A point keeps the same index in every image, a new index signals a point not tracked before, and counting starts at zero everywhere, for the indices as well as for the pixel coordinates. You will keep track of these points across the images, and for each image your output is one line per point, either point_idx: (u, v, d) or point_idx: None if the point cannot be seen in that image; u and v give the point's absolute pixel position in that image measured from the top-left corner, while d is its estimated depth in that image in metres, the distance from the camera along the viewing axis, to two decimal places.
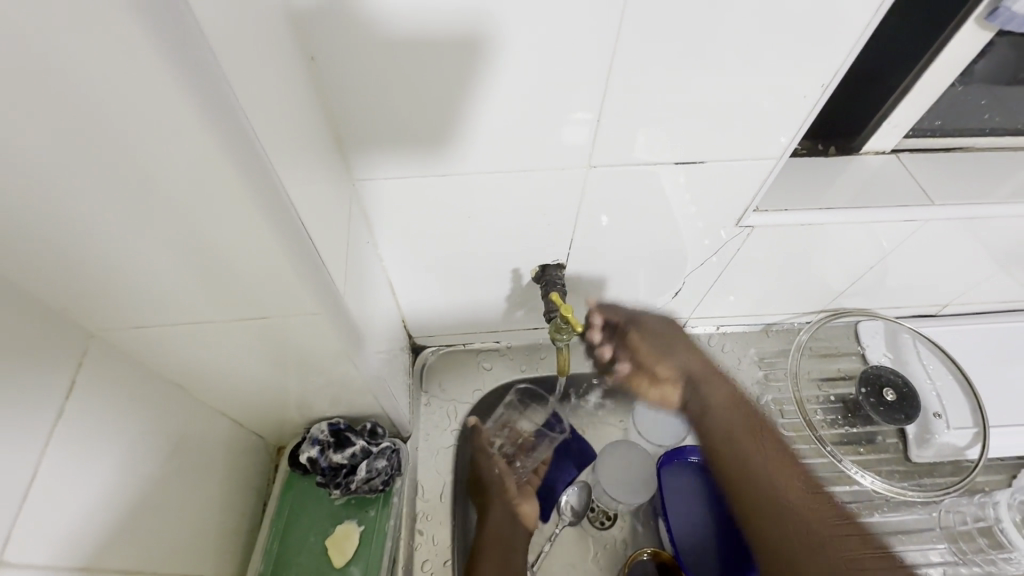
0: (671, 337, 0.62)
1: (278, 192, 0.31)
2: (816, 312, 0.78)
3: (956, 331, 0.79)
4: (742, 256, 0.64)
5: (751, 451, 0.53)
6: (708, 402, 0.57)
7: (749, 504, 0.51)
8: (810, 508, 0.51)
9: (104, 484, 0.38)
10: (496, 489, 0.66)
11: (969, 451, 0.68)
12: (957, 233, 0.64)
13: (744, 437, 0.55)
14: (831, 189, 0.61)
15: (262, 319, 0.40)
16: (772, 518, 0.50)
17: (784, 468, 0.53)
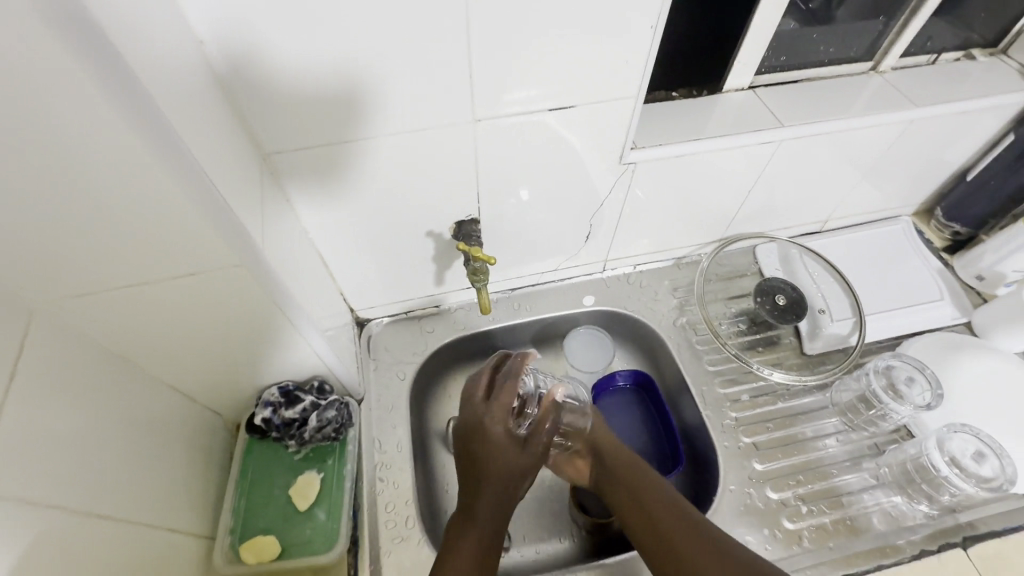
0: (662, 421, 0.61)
1: (183, 154, 0.39)
2: (712, 243, 0.89)
3: (839, 241, 0.91)
4: (633, 193, 0.73)
5: None
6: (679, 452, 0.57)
7: None
8: None
9: (70, 433, 0.42)
10: (496, 479, 0.59)
11: (850, 337, 0.79)
12: (806, 149, 0.74)
13: (625, 460, 0.63)
14: (697, 123, 0.70)
15: (191, 274, 0.46)
16: (656, 541, 0.56)
17: (659, 495, 0.59)
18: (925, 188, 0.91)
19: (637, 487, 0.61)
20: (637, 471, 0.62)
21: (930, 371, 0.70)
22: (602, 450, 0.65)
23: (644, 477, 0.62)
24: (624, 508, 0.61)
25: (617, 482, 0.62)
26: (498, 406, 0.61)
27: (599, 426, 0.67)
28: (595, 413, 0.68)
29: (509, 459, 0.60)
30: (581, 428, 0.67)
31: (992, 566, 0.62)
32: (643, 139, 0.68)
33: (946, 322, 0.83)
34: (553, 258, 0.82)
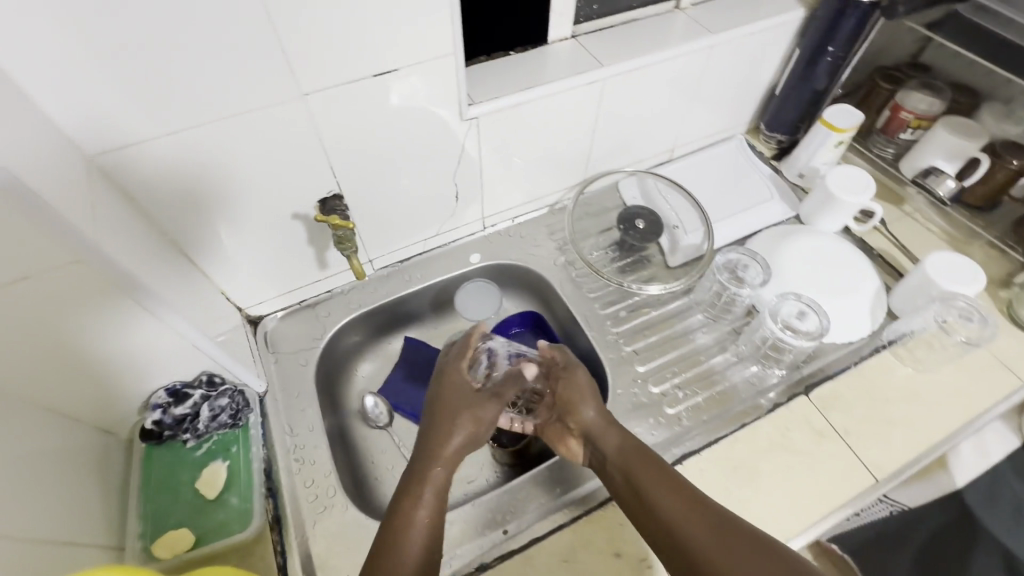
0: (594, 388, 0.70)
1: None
2: (577, 184, 0.97)
3: (686, 165, 1.02)
4: (485, 147, 0.78)
5: (660, 496, 0.56)
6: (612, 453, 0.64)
7: (656, 525, 0.55)
8: (702, 518, 0.53)
9: None
10: (450, 420, 0.65)
11: (702, 245, 0.89)
12: (629, 86, 0.83)
13: (634, 455, 0.62)
14: (527, 74, 0.77)
15: (25, 275, 0.47)
16: (690, 562, 0.51)
17: (697, 514, 0.54)
18: (747, 107, 1.04)
19: (664, 493, 0.57)
20: (673, 492, 0.56)
21: (758, 257, 0.83)
22: (592, 417, 0.67)
23: (668, 485, 0.58)
24: (654, 526, 0.56)
25: (642, 490, 0.58)
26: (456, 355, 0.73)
27: (597, 400, 0.69)
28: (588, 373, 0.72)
29: (460, 399, 0.68)
30: (580, 404, 0.68)
31: (829, 403, 0.74)
32: (479, 95, 0.73)
33: (778, 218, 0.96)
34: (430, 223, 0.86)
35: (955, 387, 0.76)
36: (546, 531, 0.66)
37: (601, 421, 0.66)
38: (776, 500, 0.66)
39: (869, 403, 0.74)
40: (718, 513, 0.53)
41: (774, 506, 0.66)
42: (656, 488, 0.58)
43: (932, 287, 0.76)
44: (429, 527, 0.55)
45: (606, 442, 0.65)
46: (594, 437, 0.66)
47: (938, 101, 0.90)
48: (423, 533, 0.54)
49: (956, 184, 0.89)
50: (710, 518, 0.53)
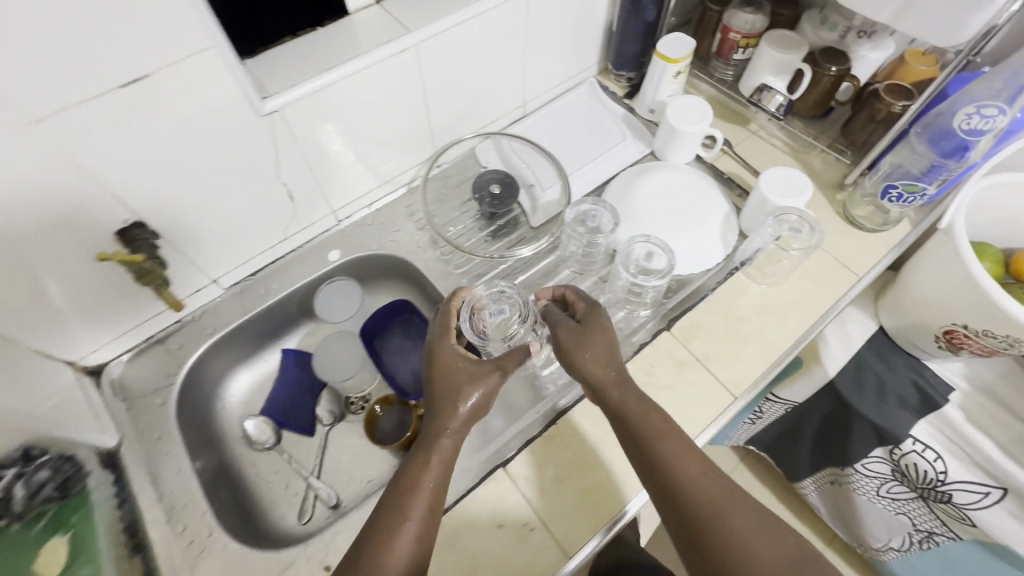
0: (609, 338, 0.67)
1: None
2: (429, 157, 0.93)
3: (540, 118, 1.00)
4: (302, 140, 0.72)
5: (665, 452, 0.57)
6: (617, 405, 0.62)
7: (654, 474, 0.56)
8: (706, 476, 0.55)
9: None
10: (451, 397, 0.63)
11: (559, 200, 0.89)
12: (449, 47, 0.78)
13: (646, 409, 0.61)
14: (326, 52, 0.70)
15: None
16: (684, 511, 0.53)
17: (700, 472, 0.55)
18: (591, 48, 1.01)
19: (673, 450, 0.57)
20: (686, 453, 0.57)
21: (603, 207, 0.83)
22: (603, 373, 0.64)
23: (680, 443, 0.58)
24: (659, 480, 0.56)
25: (642, 443, 0.58)
26: (447, 330, 0.69)
27: (610, 351, 0.66)
28: (602, 314, 0.69)
29: (463, 369, 0.65)
30: (588, 362, 0.65)
31: (689, 333, 0.77)
32: (275, 85, 0.66)
33: (634, 157, 0.96)
34: (272, 229, 0.80)
35: (801, 293, 0.81)
36: None
37: (610, 372, 0.64)
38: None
39: (726, 326, 0.78)
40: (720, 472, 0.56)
41: None
42: (670, 447, 0.57)
43: (767, 205, 0.79)
44: (432, 508, 0.57)
45: (610, 394, 0.63)
46: (604, 392, 0.63)
47: (760, 17, 0.91)
48: (423, 508, 0.56)
49: (784, 99, 0.90)
50: (717, 485, 0.54)
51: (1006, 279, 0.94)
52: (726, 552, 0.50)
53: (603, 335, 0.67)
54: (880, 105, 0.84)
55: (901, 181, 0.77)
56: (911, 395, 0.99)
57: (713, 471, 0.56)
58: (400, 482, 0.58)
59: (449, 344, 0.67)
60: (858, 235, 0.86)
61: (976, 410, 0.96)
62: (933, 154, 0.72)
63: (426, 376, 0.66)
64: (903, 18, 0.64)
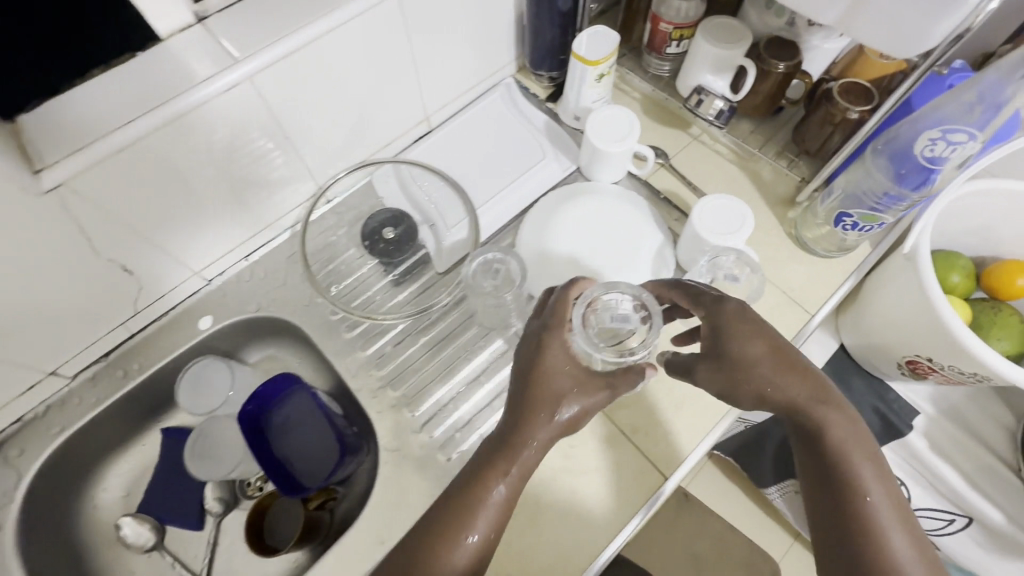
0: (799, 360, 0.53)
1: None
2: (312, 195, 0.79)
3: (447, 132, 0.85)
4: (120, 207, 0.59)
5: (873, 510, 0.48)
6: (825, 433, 0.51)
7: (856, 526, 0.48)
8: (912, 553, 0.46)
9: None
10: (541, 405, 0.51)
11: (466, 239, 0.76)
12: (301, 71, 0.63)
13: (858, 445, 0.51)
14: (127, 97, 0.56)
15: None
16: None
17: (910, 545, 0.46)
18: (503, 44, 0.85)
19: (886, 509, 0.48)
20: (896, 516, 0.48)
21: (507, 257, 0.71)
22: (801, 392, 0.52)
23: (890, 500, 0.48)
24: (855, 531, 0.47)
25: (846, 489, 0.49)
26: (561, 322, 0.55)
27: (809, 377, 0.53)
28: (749, 310, 0.55)
29: (559, 373, 0.52)
30: (781, 376, 0.52)
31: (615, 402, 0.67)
32: (55, 151, 0.52)
33: (558, 177, 0.82)
34: (116, 305, 0.67)
35: None
36: None
37: (814, 395, 0.52)
38: (576, 524, 0.62)
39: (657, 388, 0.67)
40: (928, 550, 0.47)
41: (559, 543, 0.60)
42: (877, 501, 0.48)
43: (703, 243, 0.67)
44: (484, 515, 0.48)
45: (819, 416, 0.51)
46: (806, 411, 0.52)
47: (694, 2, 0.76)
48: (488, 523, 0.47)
49: (724, 103, 0.77)
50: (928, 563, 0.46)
51: (976, 293, 0.85)
52: None
53: (783, 351, 0.53)
54: (836, 109, 0.70)
55: (855, 211, 0.65)
56: (873, 421, 0.91)
57: (922, 546, 0.47)
58: (479, 460, 0.50)
59: (558, 336, 0.54)
60: (812, 263, 0.75)
61: (939, 436, 0.88)
62: (899, 171, 0.60)
63: (520, 368, 0.53)
64: (850, 20, 0.51)
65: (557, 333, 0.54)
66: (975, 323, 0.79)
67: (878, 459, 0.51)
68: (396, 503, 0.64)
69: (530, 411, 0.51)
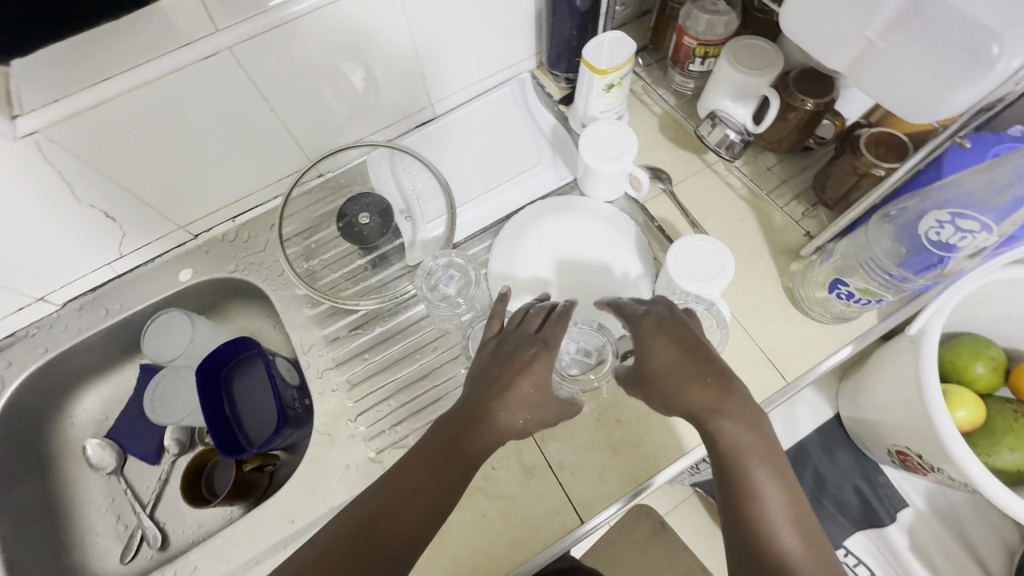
0: (703, 356, 0.48)
1: None
2: (305, 165, 0.80)
3: (448, 121, 0.83)
4: (98, 159, 0.61)
5: (767, 516, 0.44)
6: (720, 438, 0.46)
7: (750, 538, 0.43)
8: (809, 560, 0.42)
9: None
10: (499, 419, 0.48)
11: (440, 236, 0.75)
12: (288, 47, 0.63)
13: (756, 449, 0.46)
14: (109, 57, 0.57)
15: None
16: None
17: (806, 551, 0.42)
18: (519, 38, 0.81)
19: (781, 513, 0.44)
20: (793, 523, 0.43)
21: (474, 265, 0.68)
22: (698, 401, 0.47)
23: (786, 500, 0.44)
24: (748, 542, 0.43)
25: (739, 495, 0.45)
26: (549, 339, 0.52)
27: (716, 378, 0.47)
28: (673, 320, 0.51)
29: (532, 390, 0.49)
30: (679, 380, 0.48)
31: (549, 431, 0.64)
32: (35, 99, 0.55)
33: (551, 185, 0.79)
34: (99, 246, 0.71)
35: None
36: None
37: (713, 397, 0.47)
38: (482, 547, 0.60)
39: (597, 425, 0.64)
40: (825, 551, 0.43)
41: (457, 561, 0.59)
42: (775, 507, 0.44)
43: (674, 286, 0.62)
44: (426, 504, 0.47)
45: (718, 422, 0.46)
46: (702, 420, 0.47)
47: (725, 17, 0.69)
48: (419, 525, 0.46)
49: (737, 135, 0.71)
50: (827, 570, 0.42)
51: (1001, 389, 0.74)
52: None
53: (691, 346, 0.49)
54: (860, 162, 0.63)
55: (854, 281, 0.57)
56: (852, 503, 0.83)
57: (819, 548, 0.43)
58: (428, 450, 0.49)
59: (547, 356, 0.51)
60: (803, 325, 0.68)
61: (924, 535, 0.80)
62: (900, 248, 0.53)
63: (493, 370, 0.51)
64: (864, 66, 0.46)
65: (534, 351, 0.51)
66: (987, 424, 0.70)
67: (780, 457, 0.46)
68: (315, 485, 0.65)
69: (489, 422, 0.48)
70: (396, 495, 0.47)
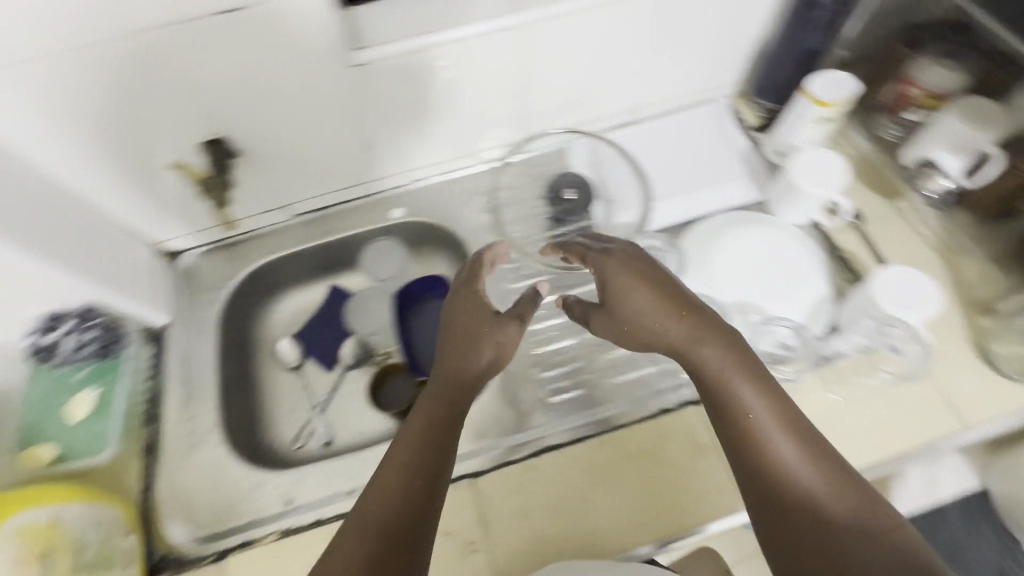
0: (674, 293, 0.53)
1: None
2: (519, 142, 0.89)
3: (650, 127, 0.90)
4: (388, 96, 0.73)
5: (779, 429, 0.49)
6: (700, 368, 0.51)
7: (762, 455, 0.49)
8: (818, 461, 0.48)
9: None
10: (463, 346, 0.54)
11: (636, 225, 0.81)
12: (561, 36, 0.73)
13: (751, 371, 0.50)
14: (437, 16, 0.69)
15: None
16: (777, 496, 0.48)
17: (811, 456, 0.48)
18: (731, 66, 0.88)
19: (783, 426, 0.49)
20: (801, 429, 0.49)
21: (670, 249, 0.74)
22: (676, 334, 0.52)
23: (789, 417, 0.50)
24: (755, 457, 0.49)
25: (726, 420, 0.50)
26: (471, 278, 0.59)
27: (687, 313, 0.52)
28: (627, 264, 0.55)
29: (470, 321, 0.56)
30: (658, 318, 0.52)
31: None
32: (374, 38, 0.68)
33: (739, 201, 0.84)
34: (347, 173, 0.83)
35: (881, 422, 0.67)
36: None
37: (688, 332, 0.52)
38: (649, 506, 0.63)
39: None
40: (828, 455, 0.49)
41: (625, 513, 0.63)
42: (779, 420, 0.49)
43: (875, 308, 0.65)
44: (426, 462, 0.49)
45: (701, 354, 0.51)
46: (682, 352, 0.52)
47: (959, 75, 0.75)
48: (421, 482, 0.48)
49: (948, 185, 0.78)
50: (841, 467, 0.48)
51: None
52: (831, 549, 0.45)
53: (654, 287, 0.53)
54: None
55: None
56: None
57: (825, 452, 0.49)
58: (438, 409, 0.52)
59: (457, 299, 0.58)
60: (989, 379, 0.68)
61: None
62: None
63: (452, 311, 0.57)
64: None
65: (455, 298, 0.58)
66: None
67: (773, 385, 0.51)
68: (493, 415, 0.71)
69: (451, 344, 0.55)
70: (393, 460, 0.49)
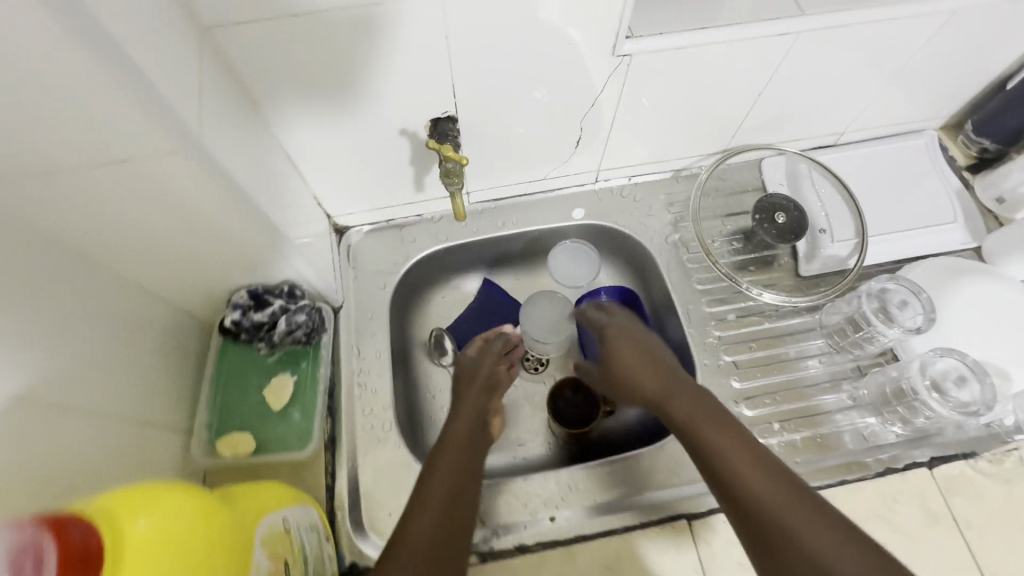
0: (648, 352, 0.61)
1: (135, 70, 0.35)
2: (717, 152, 0.83)
3: (855, 153, 0.84)
4: (630, 92, 0.66)
5: (727, 458, 0.48)
6: (674, 414, 0.54)
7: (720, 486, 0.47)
8: (765, 495, 0.44)
9: (71, 384, 0.44)
10: (483, 386, 0.67)
11: (848, 259, 0.75)
12: (830, 49, 0.66)
13: (704, 414, 0.52)
14: (712, 13, 0.62)
15: (123, 161, 0.39)
16: (761, 522, 0.43)
17: (772, 483, 0.45)
18: (957, 97, 0.81)
19: (734, 458, 0.47)
20: (751, 464, 0.46)
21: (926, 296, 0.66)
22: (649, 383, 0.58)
23: (742, 448, 0.48)
24: (726, 490, 0.46)
25: (699, 453, 0.50)
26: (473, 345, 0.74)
27: (651, 367, 0.59)
28: (629, 324, 0.66)
29: (472, 370, 0.69)
30: (636, 372, 0.59)
31: (955, 486, 0.63)
32: (643, 28, 0.61)
33: (953, 246, 0.78)
34: (544, 166, 0.77)
35: None
36: (594, 532, 0.61)
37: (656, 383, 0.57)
38: None
39: (1007, 496, 0.63)
40: (787, 486, 0.45)
41: None
42: (731, 451, 0.48)
43: None
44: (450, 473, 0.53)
45: (670, 399, 0.55)
46: (658, 401, 0.56)
47: None
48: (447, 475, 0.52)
49: None
50: (790, 487, 0.45)
51: None
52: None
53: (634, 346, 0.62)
54: None
55: None
56: None
57: (787, 484, 0.45)
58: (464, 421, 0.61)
59: (479, 358, 0.72)
60: None
61: None
62: None
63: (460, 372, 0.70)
64: None
65: (468, 357, 0.72)
66: None
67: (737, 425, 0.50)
68: None
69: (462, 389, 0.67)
70: (442, 453, 0.56)
